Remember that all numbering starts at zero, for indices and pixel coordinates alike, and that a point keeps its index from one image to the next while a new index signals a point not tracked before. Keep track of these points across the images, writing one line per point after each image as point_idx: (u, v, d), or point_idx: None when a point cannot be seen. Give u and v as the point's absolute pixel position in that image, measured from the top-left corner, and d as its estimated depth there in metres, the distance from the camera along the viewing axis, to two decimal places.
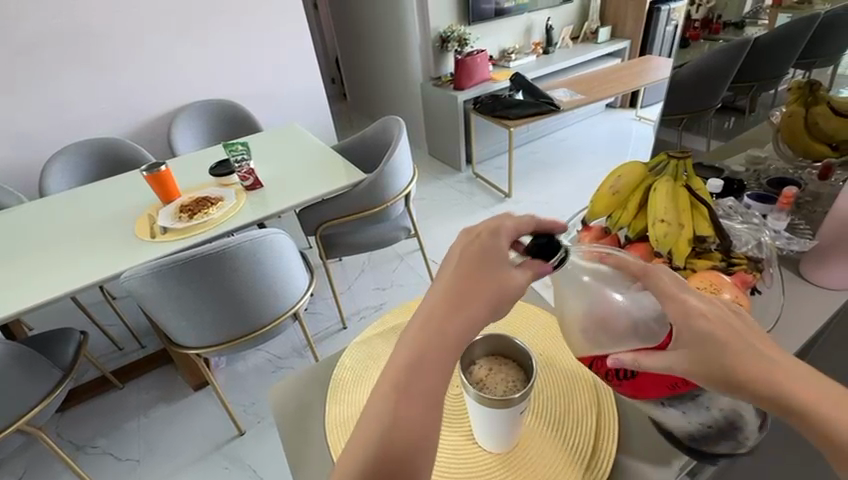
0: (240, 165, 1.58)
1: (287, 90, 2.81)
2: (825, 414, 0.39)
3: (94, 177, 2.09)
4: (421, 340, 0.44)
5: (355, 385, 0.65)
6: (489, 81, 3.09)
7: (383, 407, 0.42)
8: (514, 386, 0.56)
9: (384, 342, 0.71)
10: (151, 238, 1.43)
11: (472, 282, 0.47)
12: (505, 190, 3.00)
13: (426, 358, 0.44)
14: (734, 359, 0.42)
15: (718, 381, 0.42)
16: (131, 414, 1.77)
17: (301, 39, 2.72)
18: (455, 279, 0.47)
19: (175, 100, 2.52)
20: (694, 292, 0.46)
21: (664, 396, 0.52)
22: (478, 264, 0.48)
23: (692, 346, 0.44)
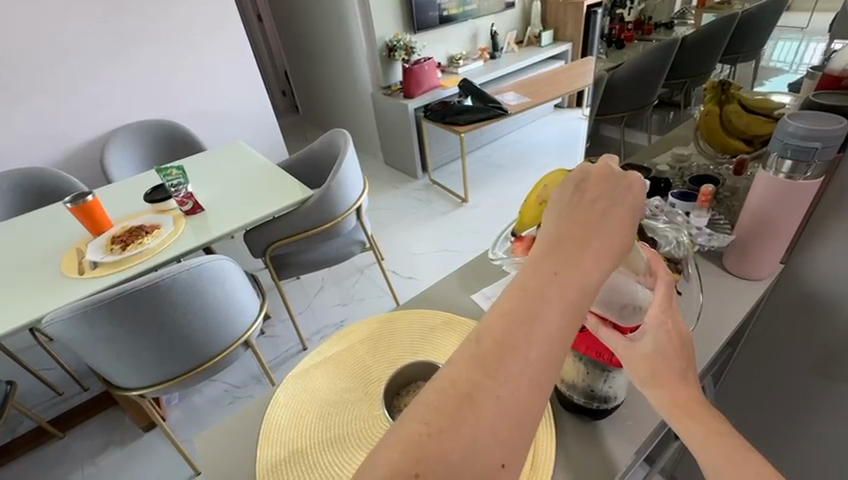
0: (176, 190, 1.50)
1: (230, 107, 2.72)
2: (710, 420, 0.45)
3: (18, 212, 1.93)
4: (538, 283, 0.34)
5: (290, 423, 0.61)
6: (438, 88, 3.11)
7: (469, 364, 0.32)
8: None
9: (320, 372, 0.68)
10: (79, 274, 1.32)
11: (600, 219, 0.38)
12: (462, 195, 3.02)
13: (542, 306, 0.33)
14: (666, 362, 0.47)
15: (645, 372, 0.47)
16: (75, 465, 1.63)
17: (241, 54, 2.64)
18: (583, 212, 0.38)
19: (107, 123, 2.38)
20: (672, 312, 0.48)
21: (586, 356, 0.54)
22: (613, 200, 0.39)
23: (646, 344, 0.47)
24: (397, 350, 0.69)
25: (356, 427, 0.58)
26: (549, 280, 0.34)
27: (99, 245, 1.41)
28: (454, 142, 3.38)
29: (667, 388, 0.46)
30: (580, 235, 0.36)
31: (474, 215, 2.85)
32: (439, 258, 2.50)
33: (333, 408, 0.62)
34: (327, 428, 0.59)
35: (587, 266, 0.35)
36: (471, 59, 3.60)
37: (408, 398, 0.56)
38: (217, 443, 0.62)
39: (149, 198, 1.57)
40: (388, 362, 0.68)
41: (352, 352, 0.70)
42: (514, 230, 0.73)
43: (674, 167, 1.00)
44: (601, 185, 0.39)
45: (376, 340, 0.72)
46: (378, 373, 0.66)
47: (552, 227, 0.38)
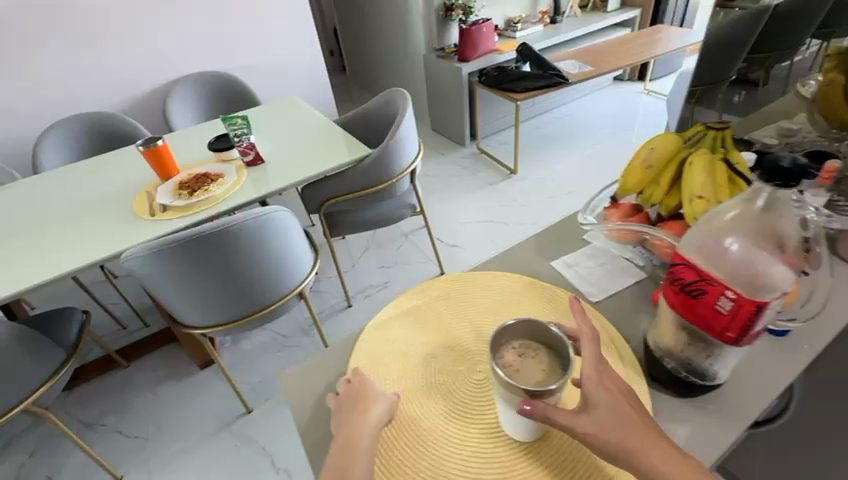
0: (239, 140, 1.52)
1: (283, 62, 2.68)
2: None
3: (89, 155, 2.03)
4: (346, 440, 0.51)
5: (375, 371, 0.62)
6: (495, 52, 2.97)
7: (342, 439, 0.51)
8: (547, 376, 0.52)
9: (400, 325, 0.68)
10: (150, 216, 1.38)
11: (367, 385, 0.56)
12: (511, 167, 2.93)
13: (355, 447, 0.50)
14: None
15: None
16: (139, 393, 1.76)
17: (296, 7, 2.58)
18: (357, 386, 0.57)
19: (167, 73, 2.40)
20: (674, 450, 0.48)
21: (694, 324, 0.49)
22: (360, 373, 0.58)
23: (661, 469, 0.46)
24: (480, 309, 0.69)
25: (454, 388, 0.60)
26: (368, 382, 0.57)
27: (168, 190, 1.46)
28: (506, 111, 3.25)
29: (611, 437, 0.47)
30: (358, 397, 0.55)
31: (522, 188, 2.77)
32: (484, 229, 2.47)
33: (425, 363, 0.63)
34: (425, 376, 0.61)
35: (369, 403, 0.54)
36: (531, 23, 3.39)
37: (511, 357, 0.54)
38: (302, 395, 0.66)
39: (212, 147, 1.60)
40: (474, 321, 0.68)
41: (433, 309, 0.70)
42: (613, 195, 0.70)
43: (782, 141, 0.91)
44: (350, 376, 0.58)
45: (459, 297, 0.71)
46: (463, 332, 0.66)
47: (341, 404, 0.55)
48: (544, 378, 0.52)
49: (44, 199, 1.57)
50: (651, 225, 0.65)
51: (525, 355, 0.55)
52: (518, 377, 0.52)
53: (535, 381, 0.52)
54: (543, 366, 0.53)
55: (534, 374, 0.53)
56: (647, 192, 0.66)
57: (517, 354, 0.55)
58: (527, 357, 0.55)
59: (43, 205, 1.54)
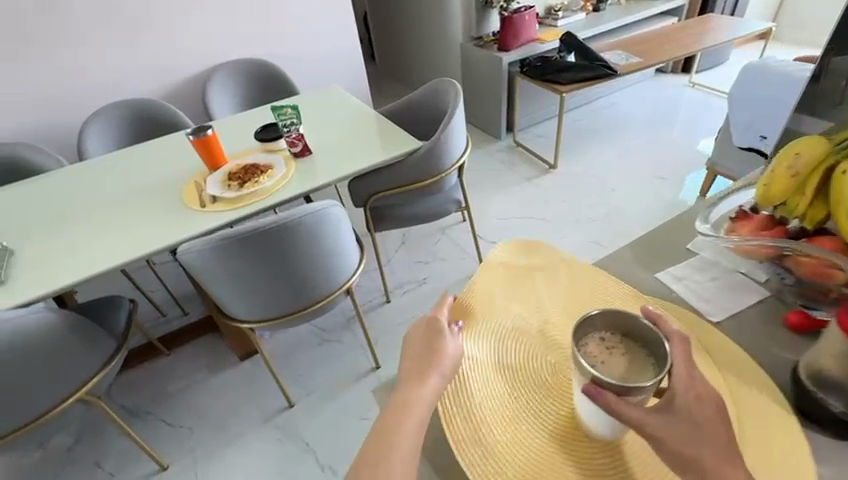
0: (288, 130, 1.48)
1: (320, 49, 2.62)
2: None
3: (131, 142, 2.03)
4: (402, 403, 0.53)
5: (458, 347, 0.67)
6: (536, 41, 2.86)
7: (402, 400, 0.53)
8: (630, 373, 0.56)
9: (483, 309, 0.72)
10: (200, 207, 1.35)
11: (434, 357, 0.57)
12: (550, 162, 2.83)
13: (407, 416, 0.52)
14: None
15: None
16: (181, 382, 1.77)
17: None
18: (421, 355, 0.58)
19: (206, 59, 2.37)
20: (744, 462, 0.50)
21: None
22: (430, 340, 0.59)
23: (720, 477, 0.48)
24: (533, 292, 0.75)
25: (530, 378, 0.65)
26: (438, 343, 0.58)
27: (217, 181, 1.43)
28: (544, 103, 3.14)
29: (701, 454, 0.49)
30: (420, 366, 0.57)
31: (562, 184, 2.68)
32: (524, 226, 2.40)
33: (500, 343, 0.68)
34: (501, 363, 0.66)
35: (429, 378, 0.55)
36: (573, 12, 3.25)
37: (598, 348, 0.58)
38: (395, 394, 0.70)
39: (260, 137, 1.56)
40: (532, 301, 0.74)
41: (495, 291, 0.74)
42: (751, 206, 0.70)
43: None
44: (424, 340, 0.59)
45: (516, 278, 0.77)
46: (521, 315, 0.72)
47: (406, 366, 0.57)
48: (629, 373, 0.55)
49: (93, 186, 1.57)
50: (792, 238, 0.65)
51: (612, 350, 0.58)
52: (604, 369, 0.56)
53: (620, 376, 0.55)
54: (628, 363, 0.57)
55: (618, 367, 0.56)
56: (790, 203, 0.65)
57: (602, 346, 0.59)
58: (610, 350, 0.58)
59: (92, 192, 1.54)
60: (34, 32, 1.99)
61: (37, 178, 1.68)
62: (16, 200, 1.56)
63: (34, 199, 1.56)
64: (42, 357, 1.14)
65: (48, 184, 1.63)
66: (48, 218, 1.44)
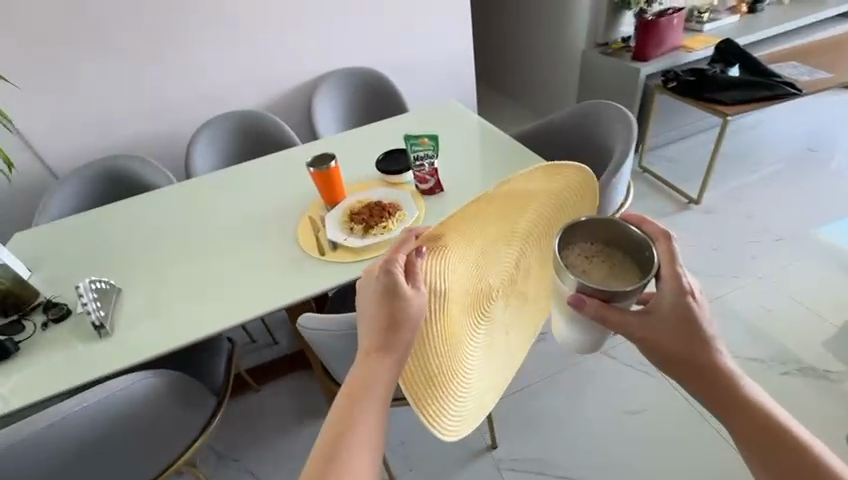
0: (420, 164, 1.25)
1: (429, 57, 2.38)
2: (739, 411, 0.62)
3: (235, 157, 1.91)
4: (371, 359, 0.71)
5: (436, 272, 0.73)
6: (680, 50, 2.41)
7: (367, 350, 0.73)
8: (609, 272, 0.65)
9: (463, 232, 0.74)
10: (319, 256, 1.14)
11: (399, 320, 0.70)
12: (692, 195, 2.35)
13: (375, 372, 0.69)
14: (704, 364, 0.63)
15: (683, 371, 0.64)
16: (271, 428, 1.60)
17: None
18: (386, 315, 0.71)
19: (312, 67, 2.19)
20: (696, 342, 0.64)
21: None
22: (395, 300, 0.71)
23: (678, 353, 0.64)
24: (511, 213, 0.79)
25: (475, 301, 0.77)
26: (404, 298, 0.70)
27: (336, 219, 1.22)
28: (677, 122, 2.67)
29: (661, 343, 0.65)
30: (382, 327, 0.72)
31: (708, 223, 2.20)
32: None
33: (468, 262, 0.76)
34: (466, 285, 0.75)
35: (392, 338, 0.70)
36: (721, 12, 2.72)
37: (581, 258, 0.66)
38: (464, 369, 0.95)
39: (385, 169, 1.34)
40: (499, 227, 0.79)
41: (471, 216, 0.75)
42: None
43: None
44: (387, 299, 0.72)
45: (495, 206, 0.77)
46: (491, 238, 0.78)
47: (376, 325, 0.73)
48: (611, 278, 0.64)
49: (201, 212, 1.45)
50: None
51: (590, 256, 0.66)
52: (587, 277, 0.64)
53: (602, 279, 0.64)
54: (603, 265, 0.66)
55: (601, 271, 0.65)
56: None
57: (585, 253, 0.66)
58: (594, 256, 0.67)
59: (201, 220, 1.41)
60: (152, 39, 1.90)
61: (147, 198, 1.59)
62: (126, 223, 1.47)
63: (143, 223, 1.46)
64: (145, 430, 1.01)
65: (158, 206, 1.54)
66: (158, 249, 1.33)
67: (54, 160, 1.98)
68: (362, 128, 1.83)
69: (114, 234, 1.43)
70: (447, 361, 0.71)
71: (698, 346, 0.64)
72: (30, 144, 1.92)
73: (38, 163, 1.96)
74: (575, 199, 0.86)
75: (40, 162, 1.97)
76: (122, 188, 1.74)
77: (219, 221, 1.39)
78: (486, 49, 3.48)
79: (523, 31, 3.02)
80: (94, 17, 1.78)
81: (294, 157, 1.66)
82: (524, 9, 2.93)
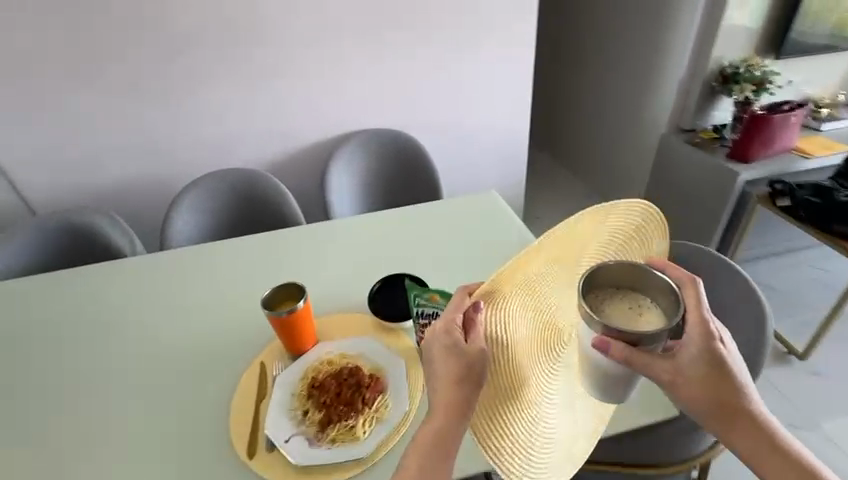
0: (425, 324, 0.84)
1: (474, 126, 2.04)
2: (746, 436, 0.68)
3: (225, 221, 1.62)
4: (438, 411, 0.64)
5: (499, 321, 0.57)
6: (790, 154, 1.94)
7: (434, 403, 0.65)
8: (629, 308, 0.62)
9: (529, 269, 0.57)
10: (247, 461, 0.77)
11: (465, 378, 0.60)
12: (794, 346, 1.79)
13: (442, 425, 0.63)
14: (724, 394, 0.68)
15: (709, 404, 0.68)
16: None
17: (512, 61, 1.93)
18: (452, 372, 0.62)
19: (338, 124, 1.88)
20: (718, 371, 0.68)
21: None
22: (458, 359, 0.61)
23: (705, 384, 0.67)
24: (578, 251, 0.62)
25: (543, 342, 0.60)
26: (468, 352, 0.60)
27: (292, 384, 0.84)
28: (775, 237, 2.14)
29: (686, 374, 0.67)
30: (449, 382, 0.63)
31: (815, 393, 1.64)
32: None
33: (532, 297, 0.58)
34: (532, 324, 0.59)
35: (458, 394, 0.62)
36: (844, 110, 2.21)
37: (600, 299, 0.61)
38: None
39: (380, 311, 0.96)
40: (570, 270, 0.62)
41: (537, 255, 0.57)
42: None
43: None
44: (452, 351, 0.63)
45: (562, 247, 0.59)
46: (562, 285, 0.62)
47: (444, 379, 0.64)
48: (634, 321, 0.61)
49: (141, 309, 1.11)
50: None
51: (610, 298, 0.62)
52: (609, 318, 0.60)
53: (622, 320, 0.61)
54: (625, 303, 0.62)
55: (621, 314, 0.61)
56: None
57: (605, 296, 0.62)
58: (615, 298, 0.62)
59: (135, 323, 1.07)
60: (155, 78, 1.63)
61: (96, 268, 1.29)
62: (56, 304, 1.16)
63: (69, 308, 1.13)
64: None
65: (98, 282, 1.21)
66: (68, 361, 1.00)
67: (31, 193, 1.73)
68: (376, 212, 1.47)
69: (27, 320, 1.11)
70: (523, 426, 0.55)
71: (716, 373, 0.68)
72: (7, 172, 1.67)
73: (11, 193, 1.71)
74: (651, 233, 0.70)
75: (14, 193, 1.71)
76: (80, 249, 1.46)
77: (155, 333, 1.04)
78: (546, 110, 3.12)
79: (593, 100, 2.65)
80: (100, 44, 1.53)
81: (277, 243, 1.31)
82: (601, 75, 2.56)
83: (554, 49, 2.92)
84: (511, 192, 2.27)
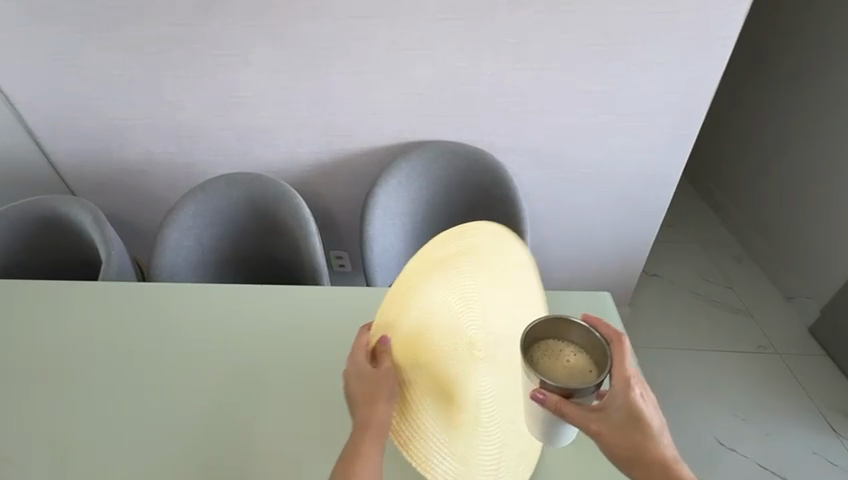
0: None
1: (595, 156, 1.41)
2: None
3: (234, 237, 1.29)
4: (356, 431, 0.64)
5: (417, 337, 0.63)
6: None
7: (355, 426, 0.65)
8: (568, 354, 0.61)
9: (434, 292, 0.62)
10: None
11: (375, 393, 0.63)
12: None
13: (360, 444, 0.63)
14: (639, 436, 0.61)
15: (627, 450, 0.62)
16: None
17: (671, 62, 1.22)
18: (364, 391, 0.64)
19: (399, 125, 1.39)
20: (628, 417, 0.61)
21: None
22: (368, 377, 0.64)
23: (619, 425, 0.61)
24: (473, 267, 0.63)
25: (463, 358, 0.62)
26: (376, 373, 0.64)
27: None
28: None
29: (605, 422, 0.60)
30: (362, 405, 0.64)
31: None
32: None
33: (444, 317, 0.61)
34: (445, 341, 0.61)
35: (368, 410, 0.63)
36: None
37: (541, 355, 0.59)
38: None
39: None
40: (473, 290, 0.62)
41: (428, 273, 0.63)
42: None
43: None
44: (362, 371, 0.65)
45: (458, 268, 0.62)
46: (472, 312, 0.61)
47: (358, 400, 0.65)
48: (570, 371, 0.59)
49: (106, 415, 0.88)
50: None
51: (552, 354, 0.60)
52: (550, 373, 0.59)
53: (564, 376, 0.59)
54: (565, 353, 0.60)
55: (558, 368, 0.59)
56: None
57: (545, 346, 0.60)
58: (554, 349, 0.60)
59: (92, 442, 0.84)
60: (181, 43, 1.27)
61: (74, 298, 1.06)
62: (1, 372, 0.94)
63: (31, 381, 0.93)
64: None
65: (73, 340, 0.99)
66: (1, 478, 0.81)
67: (60, 160, 1.56)
68: None
69: None
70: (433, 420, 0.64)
71: (628, 418, 0.61)
72: (34, 135, 1.51)
73: (39, 156, 1.56)
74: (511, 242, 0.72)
75: (44, 156, 1.56)
76: (75, 246, 1.24)
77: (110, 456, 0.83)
78: (715, 121, 2.24)
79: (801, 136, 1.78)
80: None
81: (287, 333, 0.99)
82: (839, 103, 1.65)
83: (759, 42, 1.97)
84: (623, 245, 1.63)
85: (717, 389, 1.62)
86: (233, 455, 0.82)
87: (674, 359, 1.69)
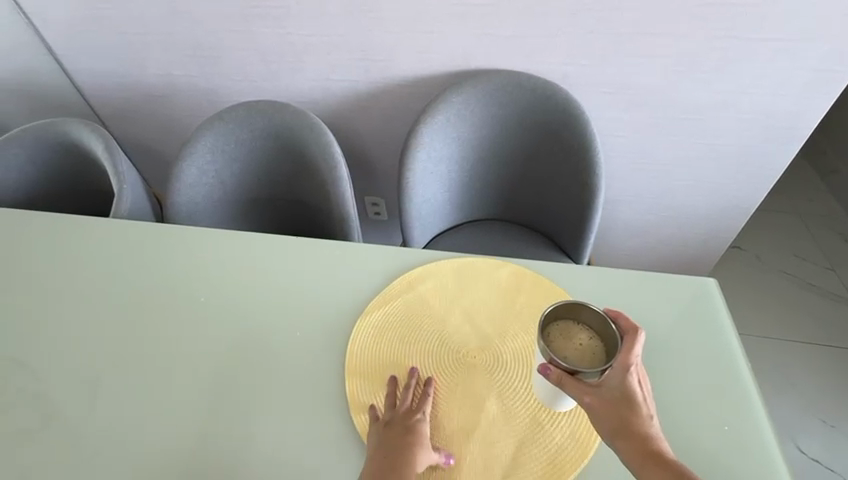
0: None
1: (698, 99, 1.11)
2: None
3: (258, 177, 1.13)
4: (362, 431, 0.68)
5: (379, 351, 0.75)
6: None
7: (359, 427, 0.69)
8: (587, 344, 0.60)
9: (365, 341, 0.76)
10: None
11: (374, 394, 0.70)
12: None
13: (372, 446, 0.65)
14: (630, 418, 0.56)
15: (621, 435, 0.56)
16: None
17: None
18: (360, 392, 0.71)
19: (452, 50, 1.13)
20: (619, 398, 0.57)
21: None
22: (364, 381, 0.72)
23: (611, 404, 0.57)
24: (398, 321, 0.78)
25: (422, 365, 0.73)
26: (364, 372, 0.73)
27: None
28: None
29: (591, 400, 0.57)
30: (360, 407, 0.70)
31: None
32: None
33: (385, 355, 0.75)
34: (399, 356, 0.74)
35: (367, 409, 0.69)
36: None
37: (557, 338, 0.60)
38: None
39: None
40: (402, 334, 0.77)
41: (371, 332, 0.77)
42: None
43: None
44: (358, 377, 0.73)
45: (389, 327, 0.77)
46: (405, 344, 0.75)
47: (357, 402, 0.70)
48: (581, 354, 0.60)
49: (98, 377, 0.75)
50: None
51: (566, 336, 0.60)
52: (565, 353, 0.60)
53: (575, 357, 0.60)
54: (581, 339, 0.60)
55: (570, 350, 0.60)
56: None
57: (564, 329, 0.61)
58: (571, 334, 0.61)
59: (85, 400, 0.73)
60: None
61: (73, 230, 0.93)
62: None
63: (24, 324, 0.81)
64: None
65: (68, 278, 0.86)
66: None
67: (82, 80, 1.43)
68: (487, 273, 0.84)
69: None
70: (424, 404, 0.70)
71: (617, 401, 0.57)
72: (52, 51, 1.36)
73: (62, 78, 1.44)
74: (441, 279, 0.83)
75: (66, 77, 1.43)
76: (92, 171, 1.14)
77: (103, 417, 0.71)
78: None
79: None
80: None
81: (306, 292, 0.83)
82: None
83: None
84: (712, 211, 1.35)
85: (804, 387, 1.39)
86: (242, 433, 0.70)
87: (754, 350, 1.46)
